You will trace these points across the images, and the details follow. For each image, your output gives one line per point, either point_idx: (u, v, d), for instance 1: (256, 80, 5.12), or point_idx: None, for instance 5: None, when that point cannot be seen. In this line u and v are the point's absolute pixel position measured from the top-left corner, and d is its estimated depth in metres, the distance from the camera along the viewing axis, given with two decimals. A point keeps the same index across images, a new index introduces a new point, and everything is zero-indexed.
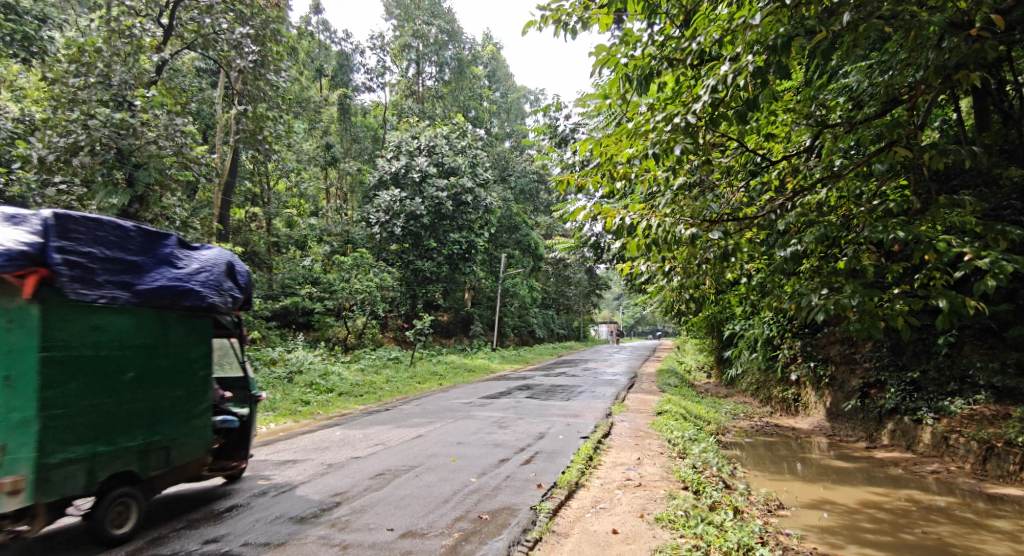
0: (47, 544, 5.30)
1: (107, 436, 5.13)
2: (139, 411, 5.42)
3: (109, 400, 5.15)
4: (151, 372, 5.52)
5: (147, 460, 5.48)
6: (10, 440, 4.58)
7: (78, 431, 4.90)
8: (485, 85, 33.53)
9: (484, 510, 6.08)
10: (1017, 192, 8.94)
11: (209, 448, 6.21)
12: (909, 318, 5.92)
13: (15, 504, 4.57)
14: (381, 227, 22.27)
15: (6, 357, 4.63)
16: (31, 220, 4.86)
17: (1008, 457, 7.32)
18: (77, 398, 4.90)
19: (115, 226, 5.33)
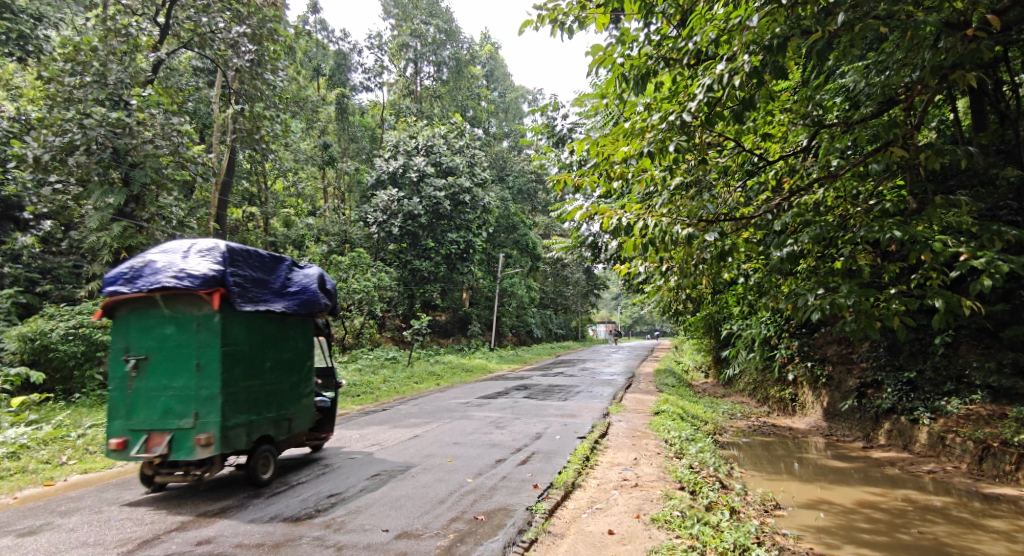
0: (207, 488, 6.81)
1: (256, 409, 6.75)
2: (274, 390, 7.04)
3: (257, 381, 6.78)
4: (279, 362, 7.12)
5: (278, 428, 7.08)
6: (203, 408, 6.25)
7: (240, 404, 6.54)
8: (483, 85, 33.49)
9: (480, 510, 6.08)
10: (1013, 193, 8.96)
11: (312, 422, 7.78)
12: (905, 319, 5.94)
13: (207, 454, 6.25)
14: (378, 227, 22.23)
15: (199, 350, 6.30)
16: (209, 251, 6.49)
17: (1004, 457, 7.34)
18: (240, 380, 6.55)
19: (257, 255, 6.95)
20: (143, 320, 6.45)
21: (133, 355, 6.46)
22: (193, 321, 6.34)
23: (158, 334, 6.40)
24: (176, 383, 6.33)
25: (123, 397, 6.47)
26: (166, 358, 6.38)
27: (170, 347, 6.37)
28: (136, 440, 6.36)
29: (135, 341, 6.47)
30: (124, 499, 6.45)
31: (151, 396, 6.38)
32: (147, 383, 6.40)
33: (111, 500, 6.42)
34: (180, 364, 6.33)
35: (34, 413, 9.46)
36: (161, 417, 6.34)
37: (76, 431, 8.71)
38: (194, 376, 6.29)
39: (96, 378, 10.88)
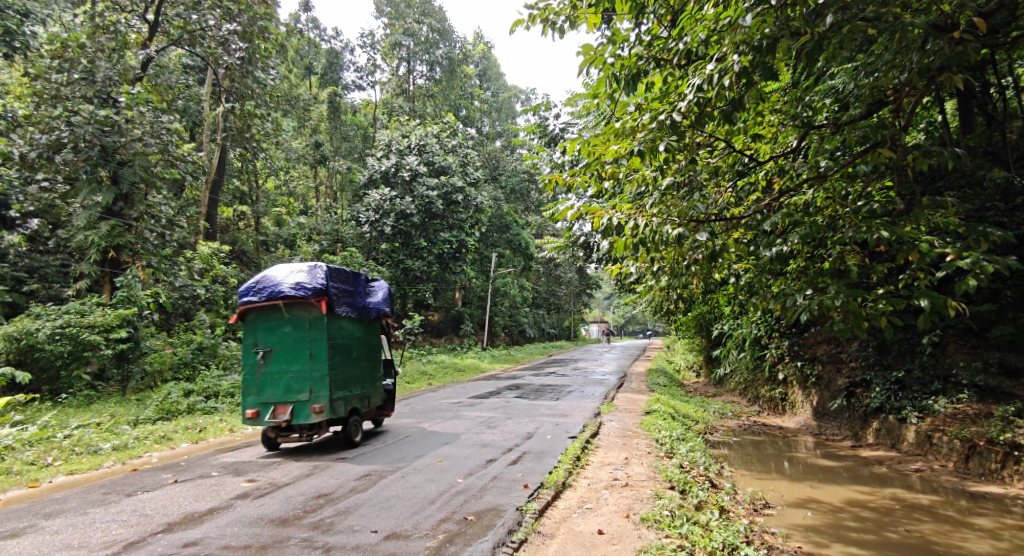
0: (206, 484, 6.90)
1: (347, 387, 8.69)
2: (358, 374, 9.00)
3: (348, 366, 8.74)
4: (360, 352, 9.08)
5: (361, 403, 9.01)
6: (316, 385, 8.18)
7: (339, 383, 8.47)
8: (476, 84, 33.43)
9: (470, 510, 6.08)
10: (1000, 194, 8.99)
11: (381, 399, 9.71)
12: (893, 319, 5.99)
13: (321, 418, 8.16)
14: (370, 226, 22.13)
15: (311, 342, 8.23)
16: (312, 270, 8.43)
17: (989, 456, 7.41)
18: (338, 364, 8.50)
19: (343, 272, 8.86)
20: (268, 321, 8.38)
21: (259, 347, 8.39)
22: (305, 321, 8.29)
23: (280, 331, 8.35)
24: (295, 368, 8.27)
25: (253, 379, 8.39)
26: (286, 348, 8.31)
27: (290, 341, 8.30)
28: (266, 410, 8.26)
29: (260, 337, 8.41)
30: (109, 500, 6.40)
31: (275, 378, 8.29)
32: (272, 367, 8.33)
33: (97, 501, 6.37)
34: (297, 353, 8.26)
35: (20, 413, 9.36)
36: (283, 393, 8.25)
37: (62, 432, 8.63)
38: (309, 361, 8.22)
39: (83, 378, 10.83)
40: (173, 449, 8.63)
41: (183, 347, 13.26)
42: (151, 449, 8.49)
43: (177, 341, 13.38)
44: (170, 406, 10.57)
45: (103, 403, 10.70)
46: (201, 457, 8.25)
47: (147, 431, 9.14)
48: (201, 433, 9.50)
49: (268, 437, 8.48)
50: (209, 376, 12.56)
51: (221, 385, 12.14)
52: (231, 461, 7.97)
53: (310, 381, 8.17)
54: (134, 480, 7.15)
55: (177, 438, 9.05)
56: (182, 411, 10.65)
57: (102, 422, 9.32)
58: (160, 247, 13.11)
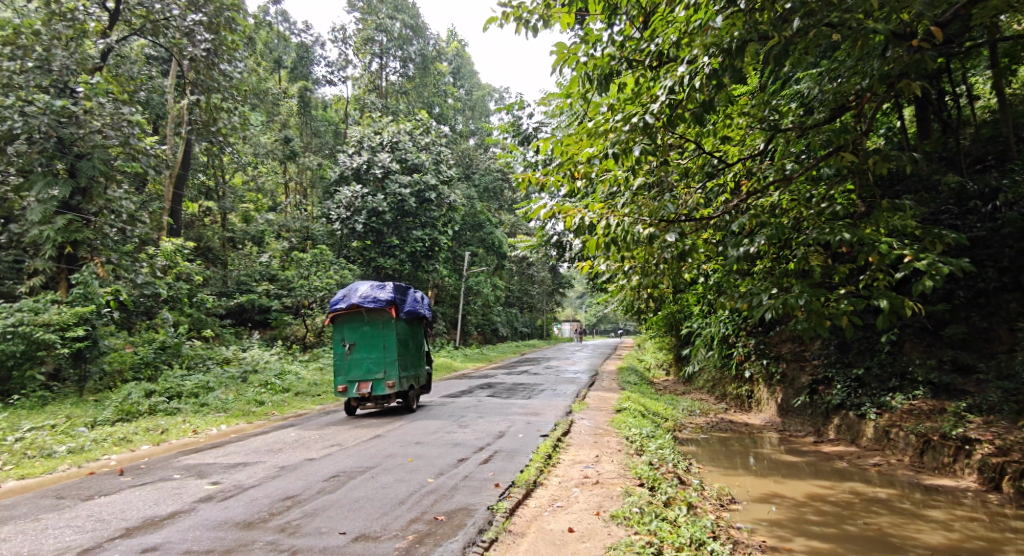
0: (168, 487, 6.76)
1: (407, 368, 11.56)
2: (413, 359, 11.89)
3: (407, 353, 11.62)
4: (413, 343, 11.97)
5: (415, 381, 11.91)
6: (389, 366, 11.05)
7: (402, 365, 11.33)
8: (450, 82, 33.29)
9: (441, 510, 6.06)
10: (954, 198, 9.37)
11: (426, 378, 12.62)
12: (853, 318, 6.17)
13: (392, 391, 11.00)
14: (341, 224, 21.82)
15: (384, 335, 11.09)
16: (382, 288, 11.21)
17: (943, 450, 7.68)
18: (403, 352, 11.37)
19: (402, 288, 11.69)
20: (351, 322, 11.19)
21: (346, 340, 11.22)
22: (380, 321, 11.12)
23: (360, 328, 11.14)
24: (373, 355, 11.12)
25: (341, 363, 11.21)
26: (366, 340, 11.17)
27: (368, 335, 11.13)
28: (352, 386, 11.10)
29: (346, 333, 11.20)
30: (64, 505, 6.22)
31: (358, 362, 11.12)
32: (355, 355, 11.15)
33: (51, 506, 6.18)
34: (375, 344, 11.10)
35: None
36: (364, 373, 11.10)
37: (13, 435, 8.34)
38: (383, 351, 11.04)
39: (37, 378, 10.53)
40: (134, 451, 8.41)
41: (144, 346, 12.93)
42: (110, 451, 8.28)
43: (138, 340, 13.06)
44: (130, 407, 10.29)
45: (58, 405, 10.37)
46: (163, 459, 8.07)
47: (105, 433, 8.90)
48: (163, 435, 9.28)
49: (350, 405, 11.32)
50: (171, 376, 12.27)
51: (184, 385, 11.88)
52: (194, 463, 7.80)
53: (385, 363, 11.04)
54: (90, 484, 6.96)
55: (138, 441, 8.83)
56: (143, 412, 10.38)
57: (56, 425, 9.03)
58: (120, 243, 12.68)
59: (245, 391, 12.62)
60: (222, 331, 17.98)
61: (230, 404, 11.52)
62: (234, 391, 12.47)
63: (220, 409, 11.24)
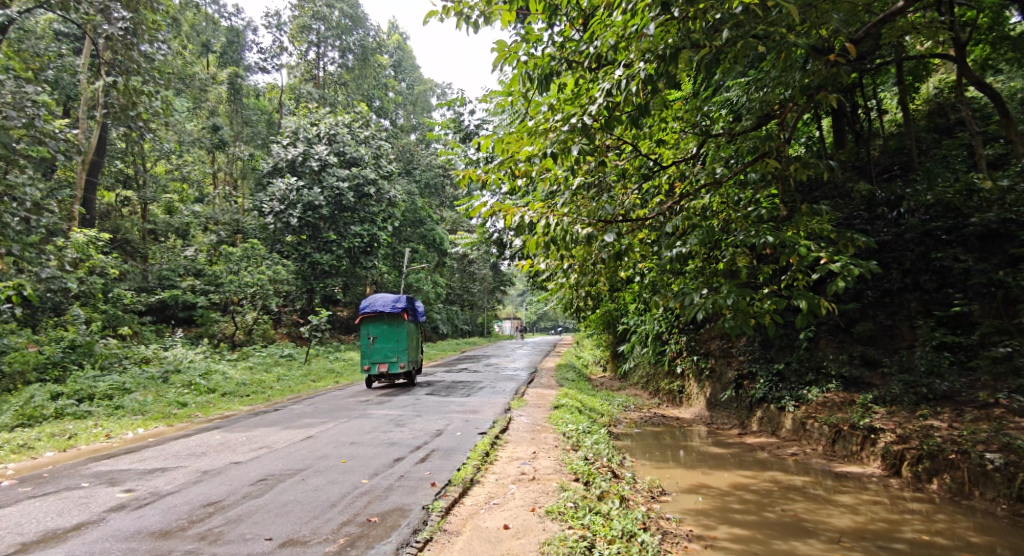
0: (75, 497, 6.39)
1: (410, 353, 15.93)
2: (413, 346, 16.27)
3: (411, 342, 15.99)
4: (412, 335, 16.29)
5: (414, 363, 16.31)
6: (401, 351, 15.38)
7: (409, 351, 15.71)
8: (391, 75, 32.91)
9: (374, 512, 6.00)
10: (864, 205, 10.09)
11: (419, 361, 17.07)
12: (775, 316, 6.49)
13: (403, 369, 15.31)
14: (275, 217, 21.08)
15: (398, 331, 15.36)
16: (396, 299, 15.53)
17: (852, 439, 8.21)
18: (409, 341, 15.73)
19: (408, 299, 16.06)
20: (374, 320, 15.37)
21: (370, 333, 15.42)
22: (395, 321, 15.39)
23: (381, 325, 15.37)
24: (391, 345, 15.45)
25: (365, 349, 15.37)
26: (385, 334, 15.43)
27: (386, 330, 15.35)
28: (373, 365, 15.34)
29: (370, 328, 15.40)
30: None
31: (378, 348, 15.35)
32: (377, 344, 15.41)
33: None
34: (391, 337, 15.35)
35: None
36: (383, 357, 15.38)
37: None
38: (398, 343, 15.33)
39: None
40: (35, 459, 7.90)
41: (51, 345, 12.11)
42: (8, 459, 7.75)
43: (44, 339, 12.25)
44: (33, 411, 9.62)
45: None
46: (71, 466, 7.62)
47: (3, 441, 8.31)
48: (70, 441, 8.75)
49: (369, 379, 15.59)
50: (81, 376, 11.59)
51: (96, 387, 11.24)
52: (106, 470, 7.41)
53: (399, 349, 15.38)
54: None
55: (41, 447, 8.29)
56: (48, 417, 9.74)
57: None
58: (23, 233, 11.50)
59: (165, 392, 12.03)
60: (141, 329, 17.01)
61: (148, 407, 10.95)
62: (153, 392, 11.86)
63: (136, 411, 10.67)
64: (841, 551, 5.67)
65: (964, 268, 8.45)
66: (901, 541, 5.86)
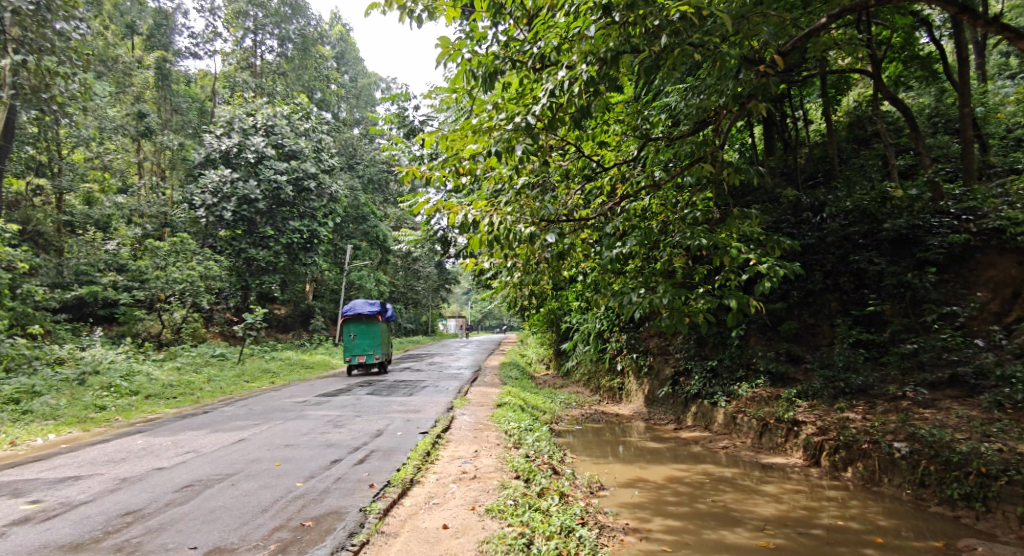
0: None
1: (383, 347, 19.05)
2: (384, 341, 19.33)
3: (384, 338, 19.10)
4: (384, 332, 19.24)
5: (386, 356, 19.40)
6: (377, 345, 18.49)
7: (382, 345, 18.87)
8: (333, 67, 32.11)
9: (307, 517, 5.86)
10: (791, 210, 10.62)
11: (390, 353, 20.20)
12: (708, 316, 6.74)
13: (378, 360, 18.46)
14: (207, 211, 20.30)
15: (374, 328, 18.48)
16: (372, 304, 18.42)
17: (777, 431, 8.61)
18: (383, 337, 18.88)
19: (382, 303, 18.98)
20: (355, 320, 18.44)
21: (350, 331, 18.54)
22: (371, 321, 18.47)
23: (359, 324, 18.46)
24: (368, 340, 18.59)
25: (347, 344, 18.51)
26: (363, 332, 18.53)
27: (364, 328, 18.47)
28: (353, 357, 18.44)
29: (351, 327, 18.47)
30: None
31: (357, 343, 18.48)
32: (357, 340, 18.53)
33: None
34: (368, 335, 18.47)
35: None
36: (362, 351, 18.51)
37: None
38: (374, 339, 18.45)
39: None
40: None
41: None
42: None
43: None
44: None
45: None
46: None
47: None
48: None
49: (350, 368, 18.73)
50: None
51: (1, 390, 10.50)
52: (12, 480, 6.95)
53: (374, 343, 18.52)
54: None
55: None
56: None
57: None
58: None
59: (81, 395, 11.37)
60: (55, 328, 15.94)
61: (61, 411, 10.33)
62: (68, 395, 11.19)
63: (47, 416, 10.03)
64: (765, 538, 5.95)
65: (878, 270, 9.00)
66: (819, 527, 6.19)
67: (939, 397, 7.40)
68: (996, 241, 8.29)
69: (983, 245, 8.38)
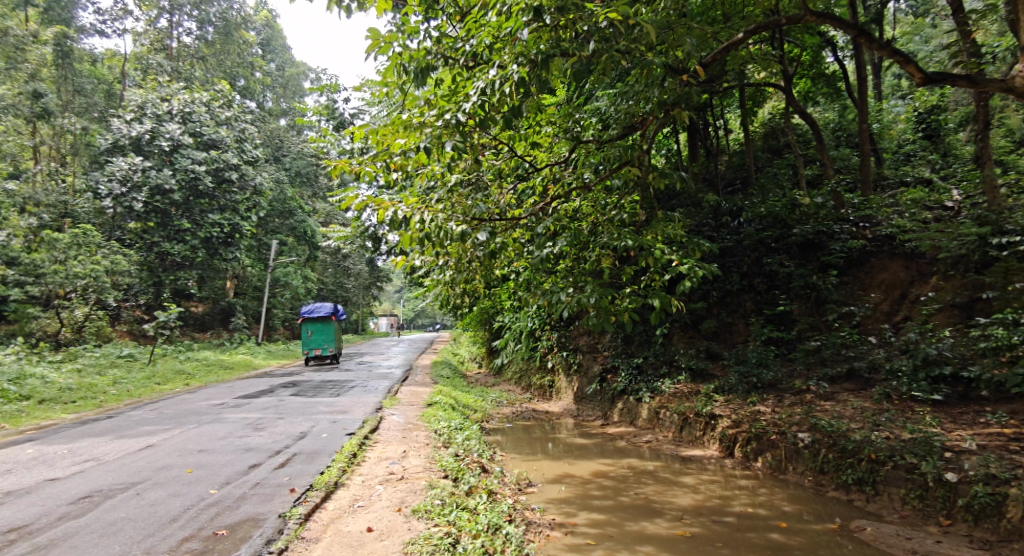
0: None
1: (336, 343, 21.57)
2: (336, 338, 21.74)
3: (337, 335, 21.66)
4: (333, 330, 21.45)
5: (337, 352, 21.81)
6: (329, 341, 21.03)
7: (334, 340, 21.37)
8: (257, 53, 30.85)
9: (221, 525, 5.60)
10: (711, 214, 11.10)
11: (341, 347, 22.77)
12: (633, 315, 6.93)
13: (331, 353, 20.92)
14: (114, 201, 19.00)
15: (327, 326, 21.07)
16: (326, 308, 20.76)
17: (696, 425, 8.95)
18: (334, 333, 21.42)
19: (335, 307, 21.23)
20: (313, 319, 21.10)
21: (307, 329, 21.16)
22: (327, 320, 21.09)
23: (315, 323, 21.14)
24: (323, 336, 21.26)
25: (305, 339, 21.12)
26: (319, 330, 21.14)
27: (320, 325, 21.13)
28: (310, 349, 21.01)
29: (308, 325, 21.17)
30: None
31: (313, 338, 21.07)
32: (313, 336, 21.19)
33: None
34: (323, 332, 21.05)
35: None
36: (317, 346, 21.11)
37: None
38: (328, 335, 21.04)
39: None
40: None
41: None
42: None
43: None
44: None
45: None
46: None
47: None
48: None
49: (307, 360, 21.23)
50: None
51: None
52: None
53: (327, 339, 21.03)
54: None
55: None
56: None
57: None
58: None
59: None
60: None
61: None
62: None
63: None
64: (682, 527, 6.17)
65: (787, 273, 9.56)
66: (731, 515, 6.49)
67: (838, 390, 7.92)
68: (888, 247, 9.02)
69: (877, 251, 9.10)
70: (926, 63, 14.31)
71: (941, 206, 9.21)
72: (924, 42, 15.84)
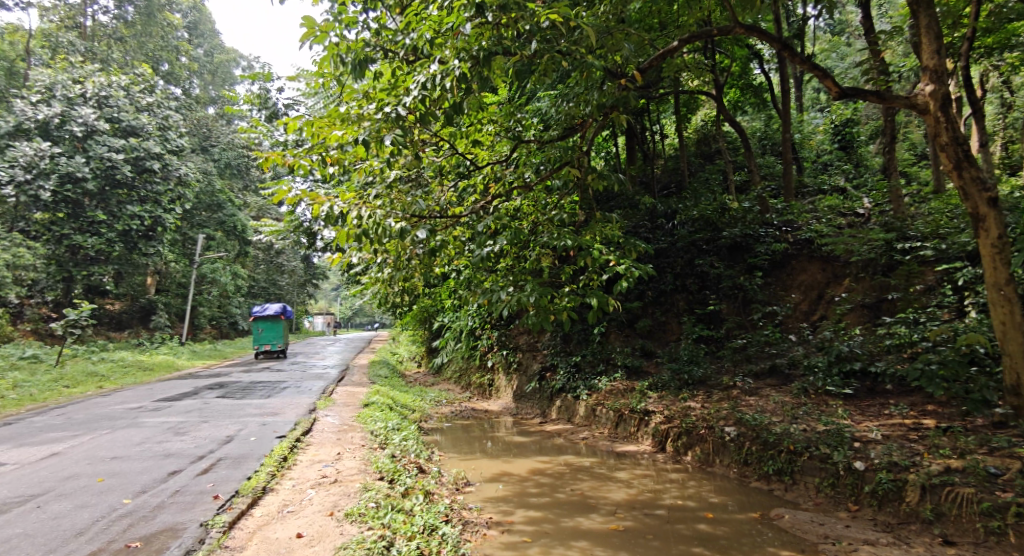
0: None
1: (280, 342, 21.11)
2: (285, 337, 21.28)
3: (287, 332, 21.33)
4: (273, 329, 20.87)
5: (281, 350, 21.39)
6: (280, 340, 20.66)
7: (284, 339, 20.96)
8: (183, 37, 29.38)
9: (134, 537, 5.27)
10: (647, 215, 11.40)
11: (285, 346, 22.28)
12: (571, 314, 6.98)
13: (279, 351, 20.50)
14: (16, 188, 17.53)
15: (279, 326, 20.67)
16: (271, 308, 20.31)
17: (630, 421, 9.13)
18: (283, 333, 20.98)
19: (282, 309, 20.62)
20: (265, 319, 20.55)
21: (257, 326, 20.66)
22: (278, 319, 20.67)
23: (265, 321, 20.64)
24: (274, 332, 20.88)
25: (257, 335, 20.72)
26: (269, 328, 20.67)
27: (272, 326, 20.65)
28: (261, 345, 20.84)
29: (258, 322, 20.64)
30: None
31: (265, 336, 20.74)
32: (263, 333, 20.78)
33: None
34: (273, 331, 20.62)
35: None
36: (268, 343, 20.83)
37: None
38: (277, 334, 20.66)
39: None
40: None
41: None
42: None
43: None
44: None
45: None
46: None
47: None
48: None
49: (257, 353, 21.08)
50: None
51: None
52: None
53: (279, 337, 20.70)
54: None
55: None
56: None
57: None
58: None
59: None
60: None
61: None
62: None
63: None
64: (615, 522, 6.28)
65: (717, 273, 9.93)
66: (662, 508, 6.66)
67: (762, 386, 8.26)
68: (807, 250, 9.55)
69: (798, 253, 9.61)
70: (842, 78, 15.22)
71: (853, 213, 9.87)
72: (841, 59, 16.82)
